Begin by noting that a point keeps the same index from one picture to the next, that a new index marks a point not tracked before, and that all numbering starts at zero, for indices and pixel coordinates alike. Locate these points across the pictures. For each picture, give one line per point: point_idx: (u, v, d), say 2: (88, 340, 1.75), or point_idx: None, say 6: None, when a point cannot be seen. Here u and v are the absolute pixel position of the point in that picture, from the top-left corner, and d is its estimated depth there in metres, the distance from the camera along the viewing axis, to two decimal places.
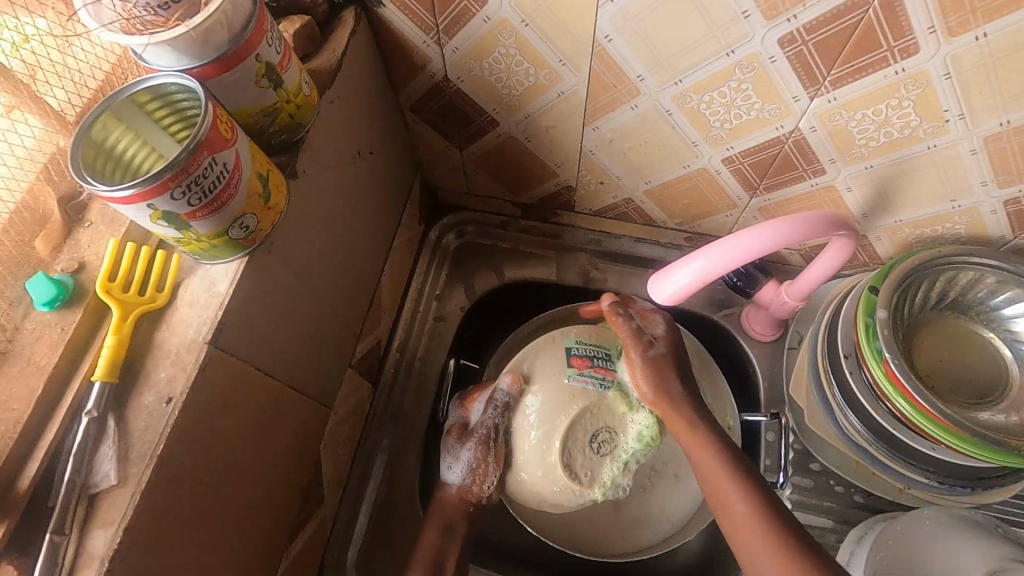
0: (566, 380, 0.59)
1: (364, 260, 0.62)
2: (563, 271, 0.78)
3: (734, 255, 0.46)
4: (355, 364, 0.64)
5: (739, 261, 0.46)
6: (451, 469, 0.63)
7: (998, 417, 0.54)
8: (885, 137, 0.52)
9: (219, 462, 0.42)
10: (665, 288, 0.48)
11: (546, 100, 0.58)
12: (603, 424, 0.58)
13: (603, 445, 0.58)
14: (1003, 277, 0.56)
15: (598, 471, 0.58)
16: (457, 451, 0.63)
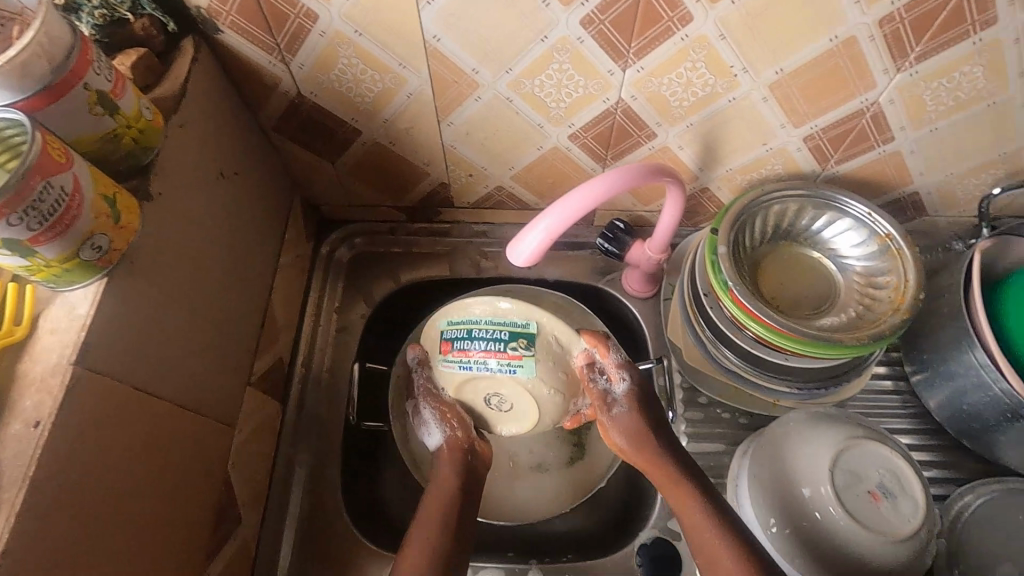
0: (441, 367, 0.66)
1: (250, 278, 0.63)
2: (455, 265, 0.83)
3: (574, 210, 0.50)
4: (257, 382, 0.65)
5: (580, 215, 0.51)
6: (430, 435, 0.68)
7: (831, 321, 0.63)
8: (695, 96, 0.59)
9: (109, 483, 0.42)
10: (521, 250, 0.51)
11: (399, 103, 0.62)
12: (495, 390, 0.66)
13: (506, 403, 0.68)
14: (818, 203, 0.65)
15: (516, 419, 0.69)
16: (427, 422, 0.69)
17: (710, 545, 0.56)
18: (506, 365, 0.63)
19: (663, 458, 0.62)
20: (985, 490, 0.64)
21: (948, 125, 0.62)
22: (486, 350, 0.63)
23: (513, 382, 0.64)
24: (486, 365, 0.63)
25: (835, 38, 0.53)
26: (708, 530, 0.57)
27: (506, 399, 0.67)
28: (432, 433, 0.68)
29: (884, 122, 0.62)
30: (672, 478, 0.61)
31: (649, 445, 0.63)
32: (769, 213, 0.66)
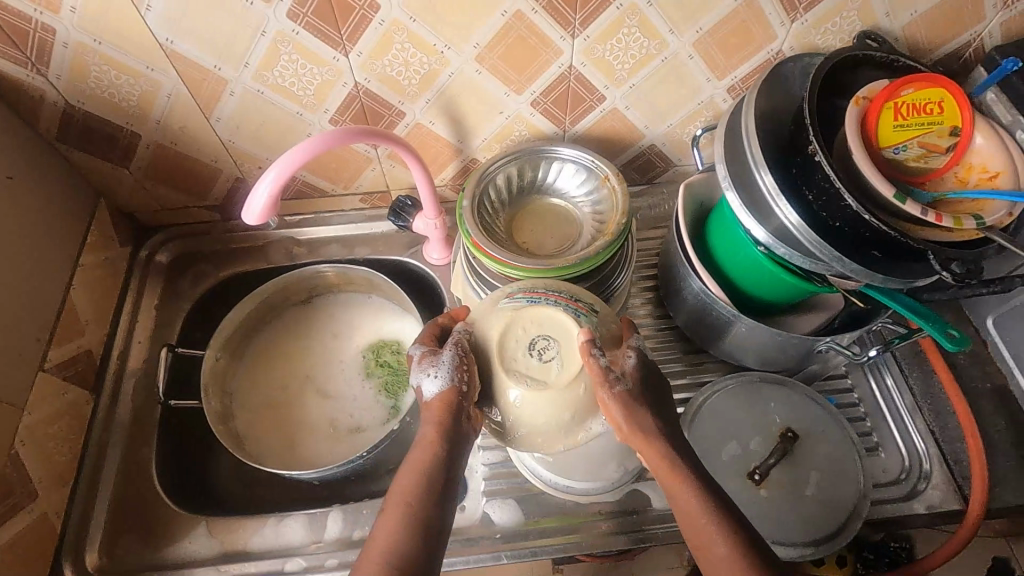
0: (506, 307, 0.61)
1: (38, 275, 0.69)
2: (270, 256, 0.90)
3: (287, 166, 0.58)
4: (53, 370, 0.69)
5: (293, 167, 0.58)
6: (433, 379, 0.59)
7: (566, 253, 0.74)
8: (419, 73, 0.70)
9: None
10: (252, 202, 0.58)
11: (163, 104, 0.69)
12: (545, 333, 0.58)
13: (549, 354, 0.58)
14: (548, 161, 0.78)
15: (540, 377, 0.57)
16: (436, 360, 0.60)
17: (701, 532, 0.55)
18: (573, 311, 0.59)
19: (656, 434, 0.59)
20: (722, 385, 0.74)
21: (641, 81, 0.74)
22: (552, 296, 0.61)
23: (575, 324, 0.58)
24: (562, 305, 0.60)
25: (507, 13, 0.64)
26: (700, 515, 0.55)
27: (557, 347, 0.58)
28: (430, 380, 0.59)
29: (590, 84, 0.74)
30: (665, 462, 0.58)
31: (642, 415, 0.58)
32: (510, 170, 0.78)
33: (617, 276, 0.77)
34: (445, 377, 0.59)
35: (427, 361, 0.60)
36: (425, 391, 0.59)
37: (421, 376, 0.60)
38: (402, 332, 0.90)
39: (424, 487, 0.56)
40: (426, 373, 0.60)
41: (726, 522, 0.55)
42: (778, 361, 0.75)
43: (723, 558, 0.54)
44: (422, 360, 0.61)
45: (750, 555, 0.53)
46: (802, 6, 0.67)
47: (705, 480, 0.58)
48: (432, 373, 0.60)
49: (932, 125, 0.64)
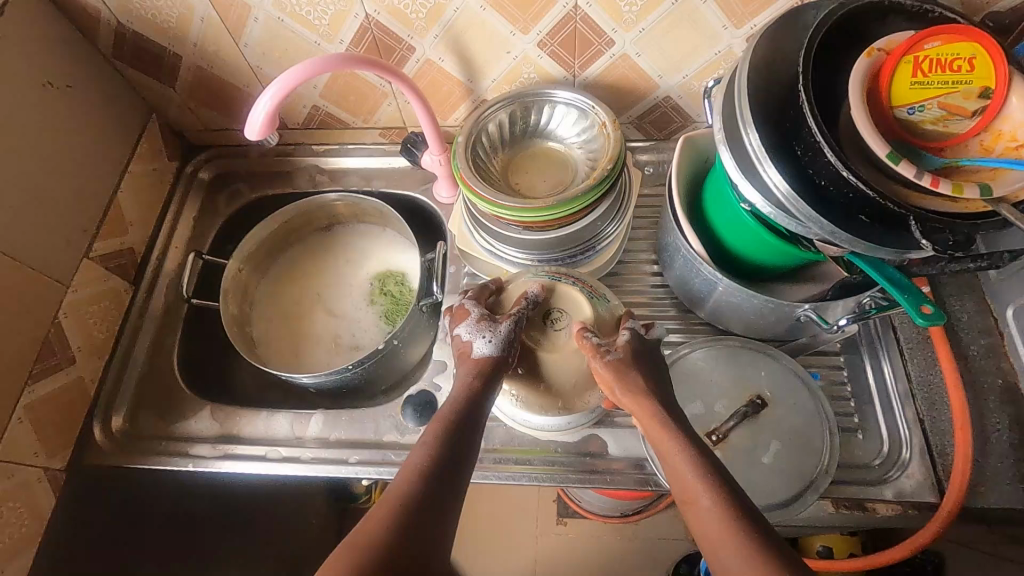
0: (526, 277, 0.69)
1: (90, 174, 0.79)
2: (296, 182, 0.97)
3: (284, 83, 0.63)
4: (97, 259, 0.80)
5: (288, 86, 0.63)
6: (487, 342, 0.61)
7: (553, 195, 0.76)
8: (426, 7, 0.71)
9: None
10: (254, 114, 0.64)
11: (197, 27, 0.76)
12: (561, 307, 0.66)
13: (560, 324, 0.65)
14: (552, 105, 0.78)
15: (551, 344, 0.64)
16: (493, 326, 0.63)
17: (687, 488, 0.50)
18: (586, 292, 0.67)
19: (646, 395, 0.57)
20: (700, 346, 0.73)
21: (651, 26, 0.72)
22: (573, 279, 0.69)
23: (587, 303, 0.66)
24: (574, 284, 0.68)
25: None
26: (685, 470, 0.51)
27: (567, 319, 0.65)
28: (483, 342, 0.61)
29: (597, 27, 0.72)
30: (653, 417, 0.56)
31: (631, 378, 0.58)
32: (508, 111, 0.79)
33: (606, 225, 0.77)
34: (498, 346, 0.61)
35: (485, 324, 0.63)
36: (475, 350, 0.61)
37: (475, 335, 0.62)
38: (407, 266, 0.95)
39: (449, 428, 0.53)
40: (481, 335, 0.62)
41: (711, 477, 0.49)
42: (761, 329, 0.72)
43: (707, 512, 0.48)
44: (480, 321, 0.63)
45: (734, 511, 0.47)
46: None
47: (696, 439, 0.54)
48: (489, 336, 0.62)
49: (959, 85, 0.58)
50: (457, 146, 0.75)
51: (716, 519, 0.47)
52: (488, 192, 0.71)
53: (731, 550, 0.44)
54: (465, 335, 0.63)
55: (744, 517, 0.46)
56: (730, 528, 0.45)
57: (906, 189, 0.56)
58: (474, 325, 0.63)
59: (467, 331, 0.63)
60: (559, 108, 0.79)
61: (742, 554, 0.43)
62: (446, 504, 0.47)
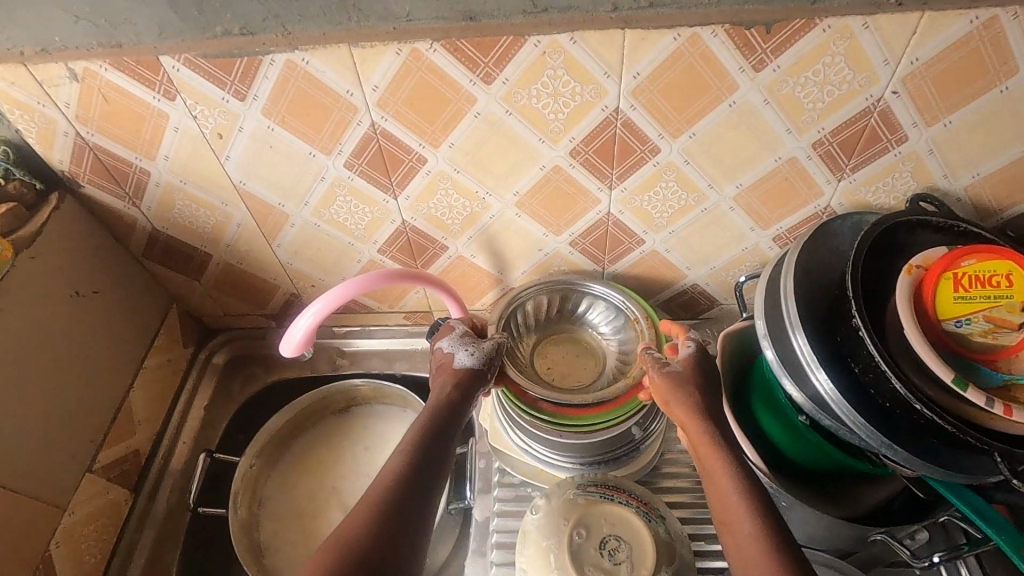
0: (571, 496, 0.64)
1: (105, 377, 0.75)
2: (315, 363, 0.94)
3: (335, 294, 0.63)
4: (100, 470, 0.74)
5: (339, 297, 0.63)
6: (467, 354, 0.69)
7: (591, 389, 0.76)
8: (461, 214, 0.73)
9: None
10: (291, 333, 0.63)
11: (233, 231, 0.77)
12: (617, 533, 0.60)
13: (619, 556, 0.58)
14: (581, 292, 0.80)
15: None
16: (476, 342, 0.70)
17: (730, 507, 0.56)
18: (641, 512, 0.62)
19: (701, 414, 0.62)
20: None
21: (680, 228, 0.74)
22: (621, 494, 0.64)
23: (645, 529, 0.60)
24: (627, 502, 0.62)
25: (544, 167, 0.67)
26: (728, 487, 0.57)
27: (627, 550, 0.59)
28: (464, 354, 0.69)
29: (628, 229, 0.75)
30: (700, 438, 0.61)
31: (689, 391, 0.64)
32: (540, 298, 0.80)
33: (650, 424, 0.74)
34: (477, 359, 0.69)
35: (468, 340, 0.70)
36: (455, 360, 0.69)
37: (459, 346, 0.70)
38: None
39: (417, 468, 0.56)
40: (462, 349, 0.70)
41: (756, 501, 0.55)
42: (829, 541, 0.66)
43: (748, 536, 0.53)
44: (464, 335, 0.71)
45: (774, 540, 0.52)
46: (850, 166, 0.65)
47: (741, 461, 0.59)
48: (469, 350, 0.69)
49: (1000, 299, 0.57)
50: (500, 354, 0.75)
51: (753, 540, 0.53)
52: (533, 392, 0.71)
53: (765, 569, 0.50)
54: (448, 347, 0.70)
55: (783, 544, 0.52)
56: (768, 554, 0.51)
57: (972, 410, 0.54)
58: (458, 338, 0.71)
59: (449, 343, 0.71)
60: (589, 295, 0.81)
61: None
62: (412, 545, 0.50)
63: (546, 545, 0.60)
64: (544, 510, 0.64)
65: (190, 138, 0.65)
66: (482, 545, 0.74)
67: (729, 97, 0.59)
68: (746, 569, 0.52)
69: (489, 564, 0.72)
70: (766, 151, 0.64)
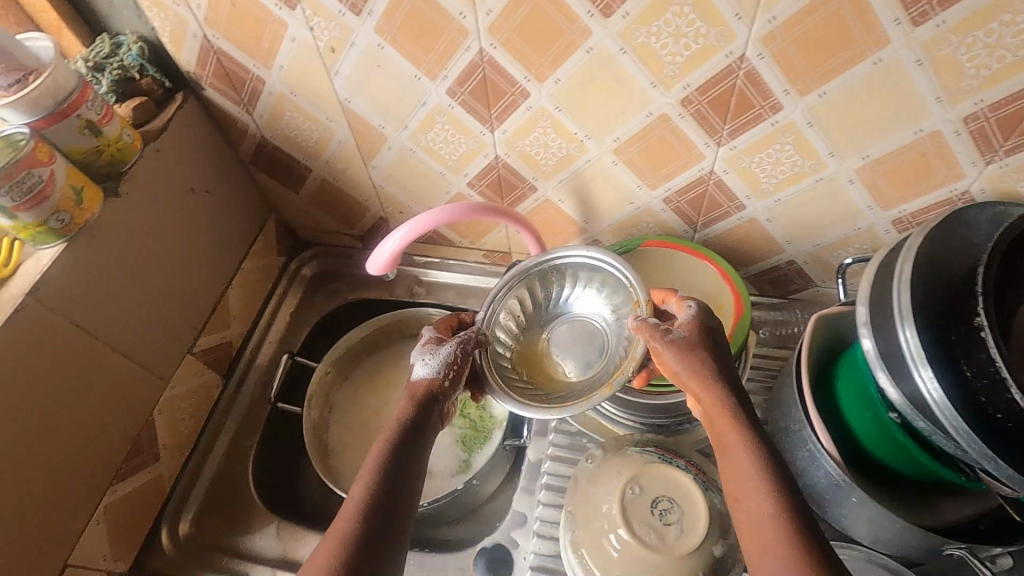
0: (631, 453, 0.63)
1: (207, 271, 0.81)
2: (393, 288, 0.97)
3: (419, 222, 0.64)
4: (198, 354, 0.81)
5: (422, 225, 0.64)
6: (424, 364, 0.60)
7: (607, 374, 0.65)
8: (556, 155, 0.72)
9: (27, 391, 0.59)
10: (381, 250, 0.65)
11: (333, 148, 0.79)
12: (669, 495, 0.59)
13: (668, 517, 0.58)
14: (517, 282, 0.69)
15: (656, 540, 0.57)
16: (435, 349, 0.61)
17: (738, 486, 0.50)
18: (699, 479, 0.60)
19: (722, 388, 0.55)
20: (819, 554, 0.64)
21: (788, 197, 0.69)
22: (679, 458, 0.63)
23: (700, 496, 0.59)
24: (684, 467, 0.61)
25: (652, 114, 0.63)
26: (744, 465, 0.50)
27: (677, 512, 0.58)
28: (424, 365, 0.60)
29: (730, 192, 0.70)
30: (716, 408, 0.54)
31: (700, 357, 0.57)
32: (522, 289, 0.69)
33: None
34: (435, 369, 0.60)
35: (431, 347, 0.61)
36: (415, 372, 0.60)
37: (416, 358, 0.61)
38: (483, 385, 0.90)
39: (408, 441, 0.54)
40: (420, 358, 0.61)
41: (773, 475, 0.49)
42: (897, 548, 0.62)
43: (756, 514, 0.47)
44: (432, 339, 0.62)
45: (793, 521, 0.46)
46: (1004, 149, 0.56)
47: (758, 432, 0.52)
48: (428, 360, 0.60)
49: None
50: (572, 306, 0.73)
51: (761, 517, 0.47)
52: (514, 402, 0.61)
53: (777, 552, 0.45)
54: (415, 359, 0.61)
55: (793, 528, 0.45)
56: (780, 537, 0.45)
57: None
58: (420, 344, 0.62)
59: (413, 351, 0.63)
60: (576, 274, 0.70)
61: (788, 562, 0.44)
62: (388, 525, 0.48)
63: (596, 493, 0.61)
64: (601, 461, 0.64)
65: (305, 50, 0.66)
66: (531, 484, 0.76)
67: (875, 53, 0.52)
68: (761, 552, 0.46)
69: (536, 502, 0.74)
70: (907, 119, 0.57)
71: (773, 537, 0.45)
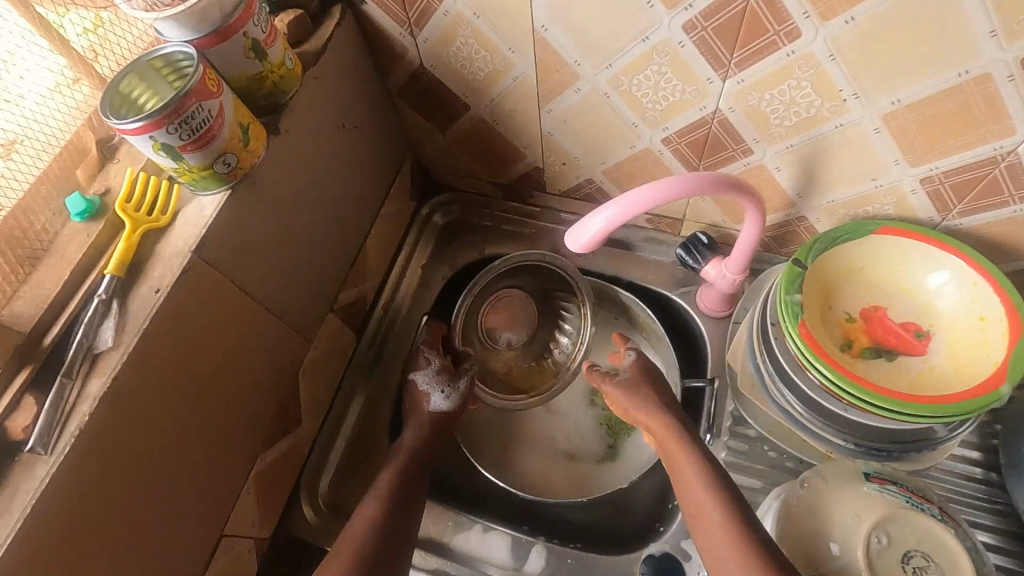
0: (866, 490, 0.54)
1: (350, 219, 0.72)
2: (536, 247, 0.86)
3: (639, 198, 0.51)
4: (338, 310, 0.74)
5: (642, 203, 0.51)
6: (443, 398, 0.75)
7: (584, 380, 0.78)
8: (798, 116, 0.57)
9: (193, 360, 0.52)
10: (595, 221, 0.52)
11: (505, 85, 0.66)
12: (924, 549, 0.51)
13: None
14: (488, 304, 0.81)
15: None
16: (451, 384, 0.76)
17: (699, 501, 0.58)
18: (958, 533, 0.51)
19: (667, 419, 0.66)
20: None
21: None
22: (926, 501, 0.54)
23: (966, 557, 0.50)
24: (937, 515, 0.52)
25: (965, 74, 0.48)
26: (696, 480, 0.59)
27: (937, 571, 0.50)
28: (440, 398, 0.75)
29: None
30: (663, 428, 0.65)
31: (644, 394, 0.69)
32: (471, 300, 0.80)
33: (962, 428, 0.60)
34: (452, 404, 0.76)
35: (443, 381, 0.75)
36: (431, 404, 0.74)
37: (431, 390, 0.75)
38: None
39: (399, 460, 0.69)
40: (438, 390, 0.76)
41: (724, 497, 0.57)
42: None
43: (714, 525, 0.56)
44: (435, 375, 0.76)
45: (758, 547, 0.53)
46: None
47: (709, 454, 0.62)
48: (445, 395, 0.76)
49: None
50: (794, 301, 0.60)
51: (726, 532, 0.55)
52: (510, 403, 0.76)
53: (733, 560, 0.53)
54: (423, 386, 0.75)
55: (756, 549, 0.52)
56: (733, 544, 0.53)
57: None
58: (432, 378, 0.75)
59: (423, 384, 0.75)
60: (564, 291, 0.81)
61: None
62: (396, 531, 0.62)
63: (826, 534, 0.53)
64: (825, 492, 0.56)
65: None
66: None
67: None
68: (718, 558, 0.54)
69: None
70: None
71: (734, 546, 0.53)
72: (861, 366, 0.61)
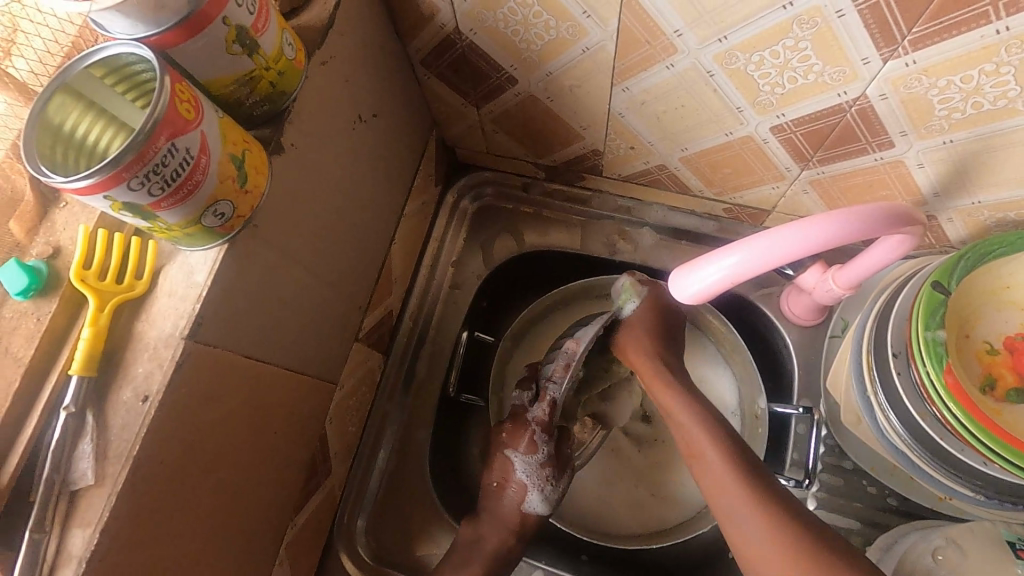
0: None
1: (372, 229, 0.58)
2: (587, 239, 0.74)
3: (774, 253, 0.42)
4: (363, 336, 0.62)
5: (780, 260, 0.42)
6: (541, 500, 0.60)
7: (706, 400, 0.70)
8: (977, 109, 0.42)
9: (204, 465, 0.40)
10: (713, 267, 0.44)
11: (570, 56, 0.50)
12: None
13: None
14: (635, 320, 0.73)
15: None
16: (554, 483, 0.61)
17: (693, 441, 0.52)
18: None
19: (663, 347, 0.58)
20: None
21: None
22: None
23: None
24: None
25: None
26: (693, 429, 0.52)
27: None
28: (538, 498, 0.60)
29: None
30: (654, 368, 0.57)
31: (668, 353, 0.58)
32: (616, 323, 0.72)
33: None
34: (549, 505, 0.61)
35: (546, 478, 0.60)
36: (529, 505, 0.60)
37: (521, 459, 0.60)
38: (709, 380, 0.71)
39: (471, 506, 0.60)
40: (537, 488, 0.60)
41: (715, 433, 0.52)
42: None
43: (715, 464, 0.50)
44: (540, 466, 0.60)
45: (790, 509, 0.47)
46: None
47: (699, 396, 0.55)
48: (545, 494, 0.60)
49: None
50: (937, 339, 0.49)
51: (724, 473, 0.50)
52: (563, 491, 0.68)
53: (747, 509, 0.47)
54: (521, 477, 0.60)
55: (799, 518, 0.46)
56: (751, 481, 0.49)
57: None
58: (535, 470, 0.60)
59: (526, 479, 0.60)
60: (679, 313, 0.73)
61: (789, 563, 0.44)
62: None
63: None
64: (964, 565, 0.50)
65: None
66: None
67: None
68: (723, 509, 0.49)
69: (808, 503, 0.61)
70: None
71: (739, 486, 0.48)
72: (1007, 412, 0.49)
